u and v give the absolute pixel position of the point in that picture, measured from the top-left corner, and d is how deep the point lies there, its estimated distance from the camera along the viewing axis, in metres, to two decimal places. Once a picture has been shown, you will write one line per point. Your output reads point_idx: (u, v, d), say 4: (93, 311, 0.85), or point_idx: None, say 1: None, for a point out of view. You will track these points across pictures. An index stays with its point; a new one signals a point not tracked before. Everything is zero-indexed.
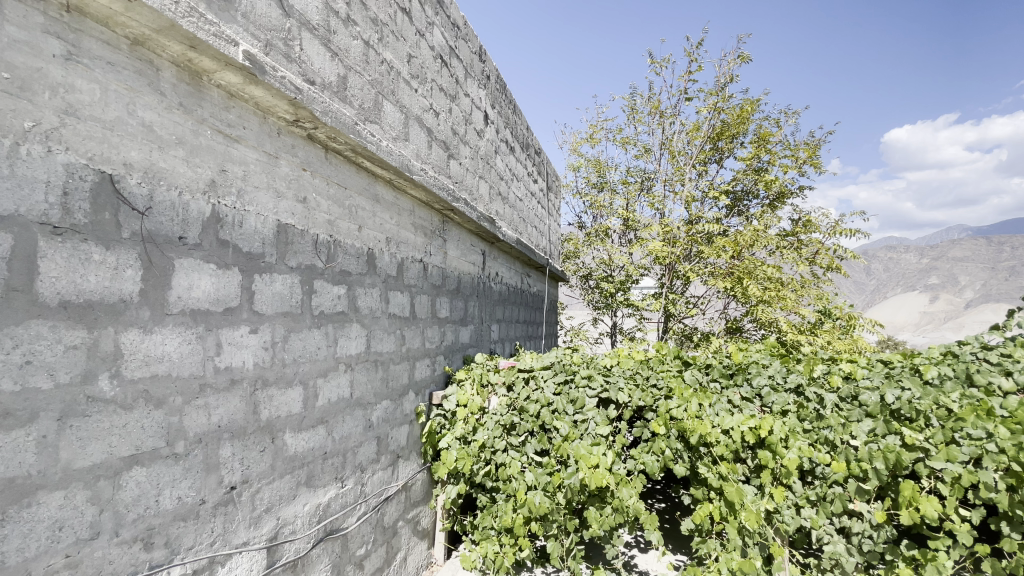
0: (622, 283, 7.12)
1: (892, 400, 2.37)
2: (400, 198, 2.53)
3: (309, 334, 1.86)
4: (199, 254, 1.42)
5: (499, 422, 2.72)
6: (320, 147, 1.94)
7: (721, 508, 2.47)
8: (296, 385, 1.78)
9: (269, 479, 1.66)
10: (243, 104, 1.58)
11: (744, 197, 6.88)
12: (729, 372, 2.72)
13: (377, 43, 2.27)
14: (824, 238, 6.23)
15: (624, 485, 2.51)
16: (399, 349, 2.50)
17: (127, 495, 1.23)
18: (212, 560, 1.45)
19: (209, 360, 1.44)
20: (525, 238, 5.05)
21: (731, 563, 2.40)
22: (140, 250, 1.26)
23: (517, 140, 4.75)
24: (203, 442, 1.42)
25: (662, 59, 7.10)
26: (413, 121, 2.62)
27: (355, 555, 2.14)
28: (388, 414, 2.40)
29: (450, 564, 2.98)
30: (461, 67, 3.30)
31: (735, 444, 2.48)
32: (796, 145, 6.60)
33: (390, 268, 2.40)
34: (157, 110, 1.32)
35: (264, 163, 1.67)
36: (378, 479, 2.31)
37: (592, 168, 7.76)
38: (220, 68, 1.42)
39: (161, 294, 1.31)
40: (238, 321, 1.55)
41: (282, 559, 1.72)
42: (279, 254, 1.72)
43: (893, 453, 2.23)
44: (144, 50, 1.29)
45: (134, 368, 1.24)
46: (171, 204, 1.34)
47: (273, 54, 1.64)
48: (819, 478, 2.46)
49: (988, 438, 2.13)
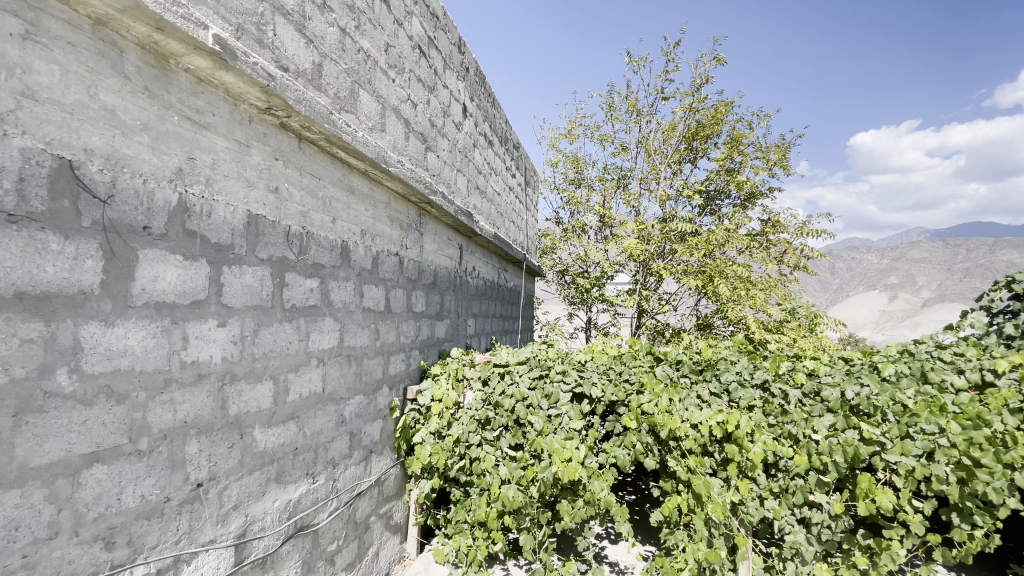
0: (598, 279, 7.16)
1: (852, 396, 2.45)
2: (377, 189, 2.50)
3: (280, 328, 1.82)
4: (164, 244, 1.37)
5: (474, 417, 2.70)
6: (293, 137, 1.89)
7: (689, 500, 2.54)
8: (266, 379, 1.75)
9: (237, 475, 1.63)
10: (212, 89, 1.53)
11: (717, 197, 7.02)
12: (698, 368, 2.73)
13: (353, 31, 2.23)
14: (791, 238, 6.40)
15: (596, 478, 2.55)
16: (373, 343, 2.48)
17: (87, 494, 1.18)
18: (177, 558, 1.42)
19: (174, 354, 1.40)
20: (502, 232, 5.05)
21: (697, 553, 2.46)
22: (101, 240, 1.21)
23: (495, 134, 4.73)
24: (168, 439, 1.38)
25: (641, 58, 7.16)
26: (390, 112, 2.59)
27: (326, 551, 2.12)
28: (361, 408, 2.37)
29: (422, 558, 2.96)
30: (439, 58, 3.27)
31: (703, 438, 2.54)
32: (768, 146, 6.76)
33: (364, 261, 2.37)
34: (121, 94, 1.26)
35: (234, 151, 1.62)
36: (350, 474, 2.29)
37: (570, 164, 7.81)
38: (189, 52, 1.37)
39: (124, 285, 1.26)
40: (206, 315, 1.50)
41: (251, 556, 1.69)
42: (249, 246, 1.67)
43: (852, 447, 2.36)
44: (107, 31, 1.23)
45: (95, 363, 1.19)
46: (136, 192, 1.29)
47: (246, 39, 1.59)
48: (782, 471, 2.53)
49: (940, 433, 2.31)
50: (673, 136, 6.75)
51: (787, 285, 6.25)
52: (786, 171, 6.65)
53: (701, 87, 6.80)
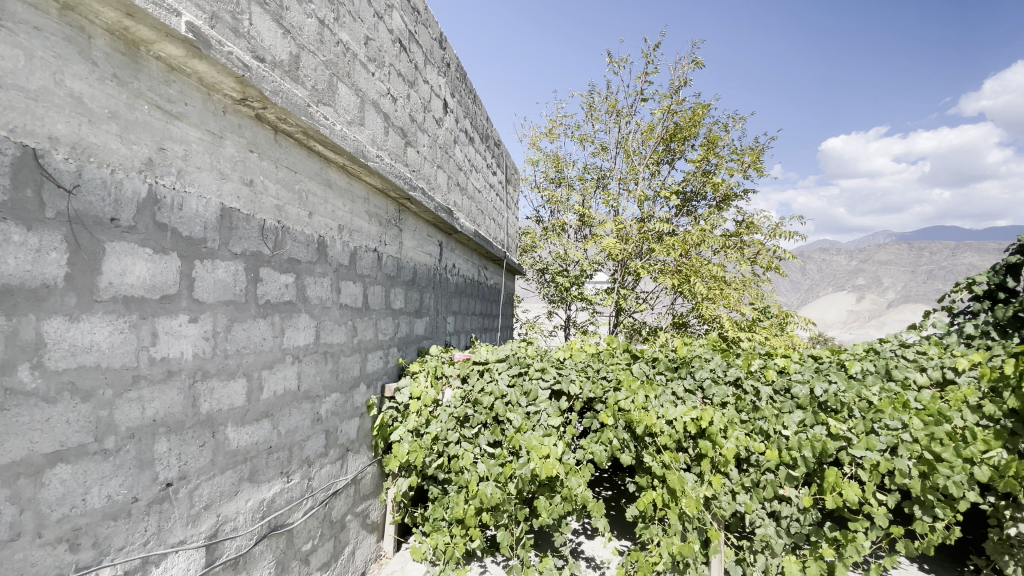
0: (577, 278, 7.27)
1: (821, 393, 2.52)
2: (355, 184, 2.46)
3: (254, 324, 1.78)
4: (134, 237, 1.33)
5: (453, 414, 2.70)
6: (269, 129, 1.86)
7: (664, 495, 2.56)
8: (239, 376, 1.71)
9: (209, 475, 1.59)
10: (185, 79, 1.49)
11: (693, 197, 7.13)
12: (674, 365, 2.79)
13: (332, 23, 2.19)
14: (764, 240, 6.54)
15: (573, 475, 2.57)
16: (350, 340, 2.45)
17: (51, 494, 1.14)
18: (145, 560, 1.38)
19: (143, 350, 1.35)
20: (483, 229, 5.04)
21: (671, 548, 2.51)
22: (66, 232, 1.17)
23: (476, 131, 4.71)
24: (136, 438, 1.34)
25: (621, 58, 7.22)
26: (370, 106, 2.55)
27: (301, 551, 2.09)
28: (338, 406, 2.34)
29: (400, 556, 2.96)
30: (420, 53, 3.24)
31: (678, 434, 2.57)
32: (743, 149, 6.90)
33: (342, 257, 2.34)
34: (88, 81, 1.22)
35: (208, 142, 1.58)
36: (326, 472, 2.26)
37: (550, 163, 7.86)
38: (161, 39, 1.33)
39: (90, 279, 1.22)
40: (177, 310, 1.46)
41: (222, 557, 1.65)
42: (222, 240, 1.63)
43: (819, 442, 2.42)
44: (75, 15, 1.19)
45: (59, 359, 1.16)
46: (103, 182, 1.25)
47: (220, 27, 1.55)
48: (754, 466, 2.59)
49: (903, 429, 2.39)
50: (651, 137, 6.86)
51: (760, 284, 6.39)
52: (760, 173, 6.80)
53: (680, 89, 6.90)
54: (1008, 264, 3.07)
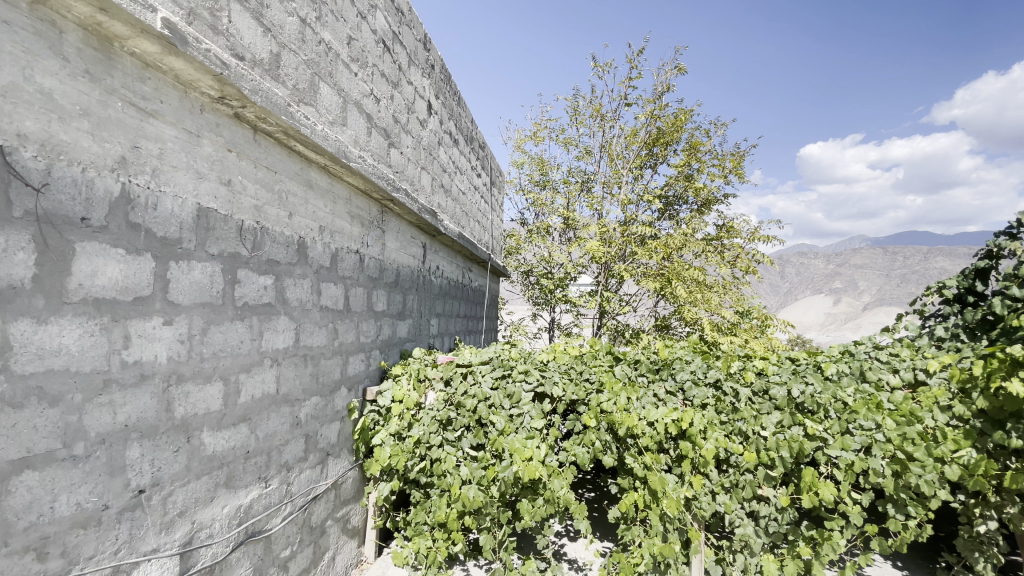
0: (562, 280, 7.30)
1: (798, 394, 2.58)
2: (336, 184, 2.44)
3: (231, 327, 1.75)
4: (105, 237, 1.29)
5: (435, 417, 2.68)
6: (248, 128, 1.83)
7: (645, 496, 2.58)
8: (215, 380, 1.67)
9: (184, 480, 1.56)
10: (160, 75, 1.46)
11: (675, 201, 7.23)
12: (655, 368, 2.81)
13: (314, 22, 2.17)
14: (744, 243, 6.64)
15: (556, 477, 2.56)
16: (331, 342, 2.42)
17: (16, 502, 1.11)
18: (117, 569, 1.34)
19: (115, 353, 1.32)
20: (467, 231, 5.02)
21: (652, 548, 2.53)
22: (34, 231, 1.13)
23: (460, 132, 4.70)
24: (107, 443, 1.30)
25: (605, 63, 7.27)
26: (352, 106, 2.53)
27: (279, 557, 2.06)
28: (318, 410, 2.31)
29: (381, 561, 2.92)
30: (404, 54, 3.22)
31: (659, 436, 2.59)
32: (724, 154, 7.01)
33: (322, 259, 2.31)
34: (59, 77, 1.19)
35: (184, 141, 1.54)
36: (306, 477, 2.22)
37: (535, 166, 7.90)
38: (135, 35, 1.30)
39: (59, 280, 1.18)
40: (151, 312, 1.43)
41: (197, 565, 1.62)
42: (198, 240, 1.60)
43: (797, 443, 2.45)
44: (46, 10, 1.16)
45: (26, 362, 1.12)
46: (74, 181, 1.21)
47: (198, 24, 1.52)
48: (733, 466, 2.62)
49: (876, 429, 2.45)
50: (635, 142, 6.93)
51: (740, 287, 6.51)
52: (740, 178, 6.91)
53: (663, 95, 6.97)
54: (976, 268, 3.15)
